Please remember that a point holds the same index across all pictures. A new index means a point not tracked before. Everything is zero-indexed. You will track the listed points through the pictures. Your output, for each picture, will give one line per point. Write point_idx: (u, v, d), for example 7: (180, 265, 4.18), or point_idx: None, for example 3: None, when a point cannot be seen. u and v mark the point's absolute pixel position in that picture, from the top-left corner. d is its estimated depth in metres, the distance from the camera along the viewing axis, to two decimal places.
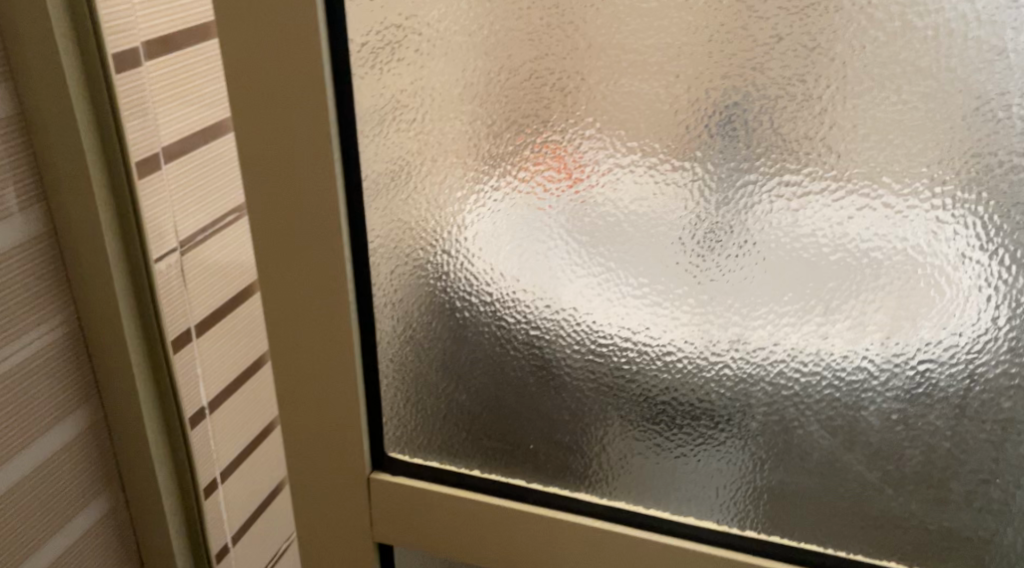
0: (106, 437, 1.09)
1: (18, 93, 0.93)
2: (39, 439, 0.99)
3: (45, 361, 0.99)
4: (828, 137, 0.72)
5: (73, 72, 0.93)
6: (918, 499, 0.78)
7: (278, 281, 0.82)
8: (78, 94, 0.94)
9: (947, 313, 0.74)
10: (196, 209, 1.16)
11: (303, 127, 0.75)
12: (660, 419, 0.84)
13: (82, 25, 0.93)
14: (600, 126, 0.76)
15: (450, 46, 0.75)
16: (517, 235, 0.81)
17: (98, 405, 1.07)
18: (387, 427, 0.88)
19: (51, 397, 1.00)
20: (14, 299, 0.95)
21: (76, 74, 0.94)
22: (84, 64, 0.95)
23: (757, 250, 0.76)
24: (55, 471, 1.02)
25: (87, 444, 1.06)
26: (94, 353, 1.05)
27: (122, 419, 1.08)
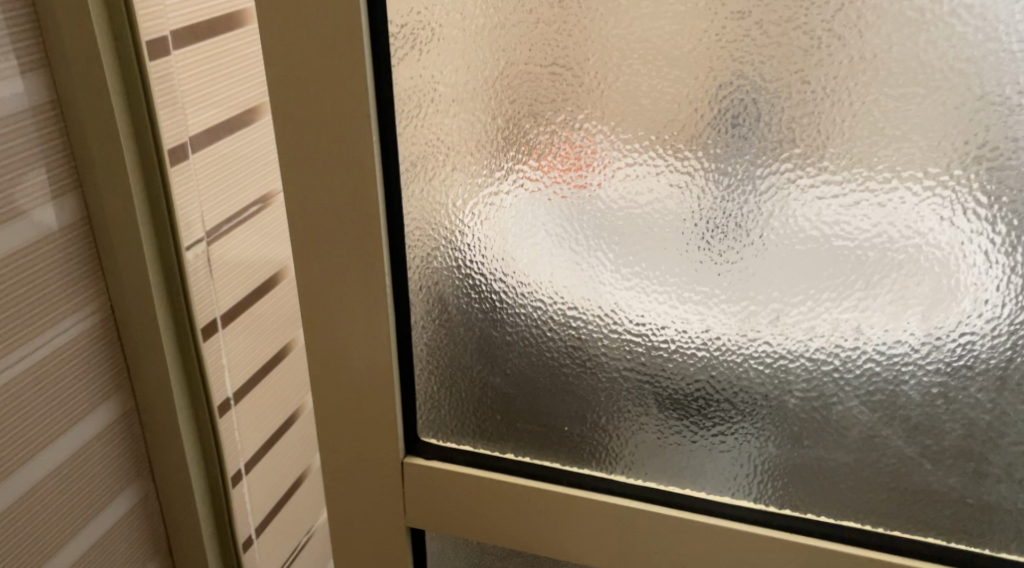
0: (137, 427, 1.06)
1: (53, 79, 0.90)
2: (71, 429, 0.97)
3: (78, 350, 0.96)
4: (877, 109, 0.67)
5: (107, 57, 0.91)
6: (957, 472, 0.76)
7: (319, 277, 0.80)
8: (113, 76, 0.92)
9: (984, 281, 0.70)
10: (220, 199, 1.12)
11: (344, 120, 0.73)
12: (697, 398, 0.80)
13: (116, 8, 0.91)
14: (647, 104, 0.71)
15: (492, 25, 0.72)
16: (554, 214, 0.76)
17: (130, 395, 1.05)
18: (421, 411, 0.86)
19: (85, 386, 0.98)
20: (46, 286, 0.91)
21: (110, 58, 0.91)
22: (117, 47, 0.92)
23: (798, 225, 0.71)
24: (94, 462, 1.00)
25: (120, 433, 1.04)
26: (127, 346, 1.02)
27: (152, 408, 1.05)
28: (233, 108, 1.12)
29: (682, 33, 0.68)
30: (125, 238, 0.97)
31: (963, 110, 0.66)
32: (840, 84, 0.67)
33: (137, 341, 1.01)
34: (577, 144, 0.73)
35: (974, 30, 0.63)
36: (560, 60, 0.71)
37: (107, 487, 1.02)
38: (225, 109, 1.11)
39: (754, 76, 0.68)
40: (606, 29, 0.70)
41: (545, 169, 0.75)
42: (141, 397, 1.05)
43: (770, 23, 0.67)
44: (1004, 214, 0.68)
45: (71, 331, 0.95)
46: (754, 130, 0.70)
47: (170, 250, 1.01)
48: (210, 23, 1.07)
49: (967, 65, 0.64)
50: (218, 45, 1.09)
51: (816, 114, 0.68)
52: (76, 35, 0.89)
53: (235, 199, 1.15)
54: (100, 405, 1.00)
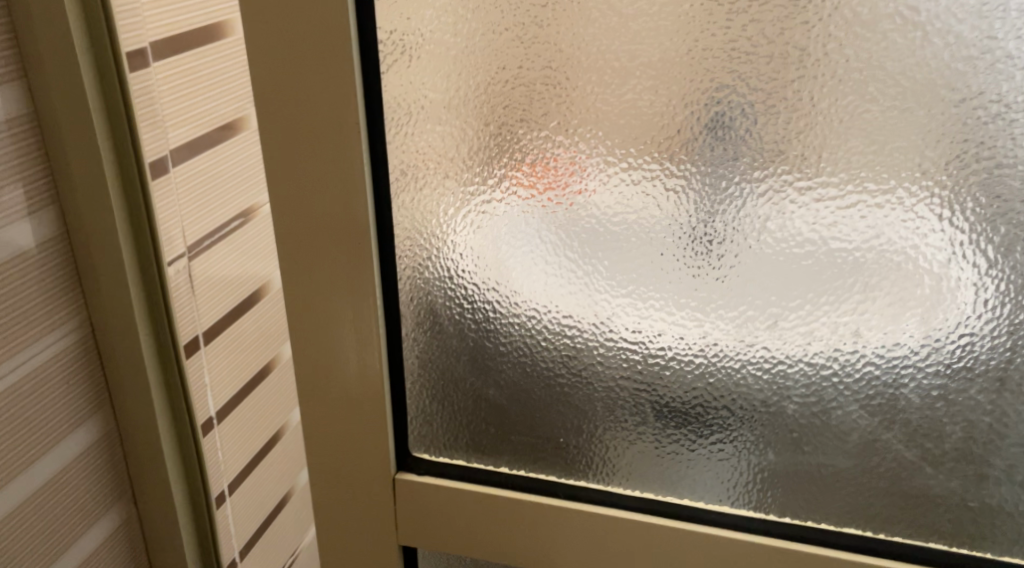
0: (119, 449, 1.03)
1: (31, 91, 0.88)
2: (50, 452, 0.93)
3: (57, 370, 0.93)
4: (872, 111, 0.66)
5: (85, 66, 0.88)
6: (958, 476, 0.75)
7: (307, 290, 0.78)
8: (92, 86, 0.89)
9: (983, 281, 0.69)
10: (201, 216, 1.09)
11: (332, 127, 0.71)
12: (696, 406, 0.79)
13: (95, 16, 0.88)
14: (640, 109, 0.70)
15: (480, 31, 0.70)
16: (547, 221, 0.75)
17: (112, 416, 1.01)
18: (413, 425, 0.84)
19: (64, 407, 0.95)
20: (22, 305, 0.88)
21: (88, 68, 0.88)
22: (95, 56, 0.89)
23: (795, 229, 0.70)
24: (76, 486, 0.97)
25: (101, 456, 1.00)
26: (109, 367, 0.99)
27: (134, 429, 1.02)
28: (213, 120, 1.10)
29: (677, 34, 0.67)
30: (108, 259, 0.94)
31: (960, 109, 0.65)
32: (837, 85, 0.66)
33: (121, 363, 0.99)
34: (571, 149, 0.72)
35: (970, 29, 0.63)
36: (553, 64, 0.70)
37: (88, 511, 0.99)
38: (203, 122, 1.08)
39: (751, 77, 0.67)
40: (600, 32, 0.68)
41: (536, 176, 0.74)
42: (123, 417, 1.01)
43: (767, 23, 0.66)
44: (1002, 213, 0.67)
45: (52, 351, 0.93)
46: (750, 132, 0.69)
47: (153, 275, 0.97)
48: (188, 36, 1.04)
49: (964, 64, 0.64)
50: (197, 56, 1.06)
51: (814, 115, 0.67)
52: (56, 49, 0.86)
53: (215, 213, 1.12)
54: (82, 425, 0.97)
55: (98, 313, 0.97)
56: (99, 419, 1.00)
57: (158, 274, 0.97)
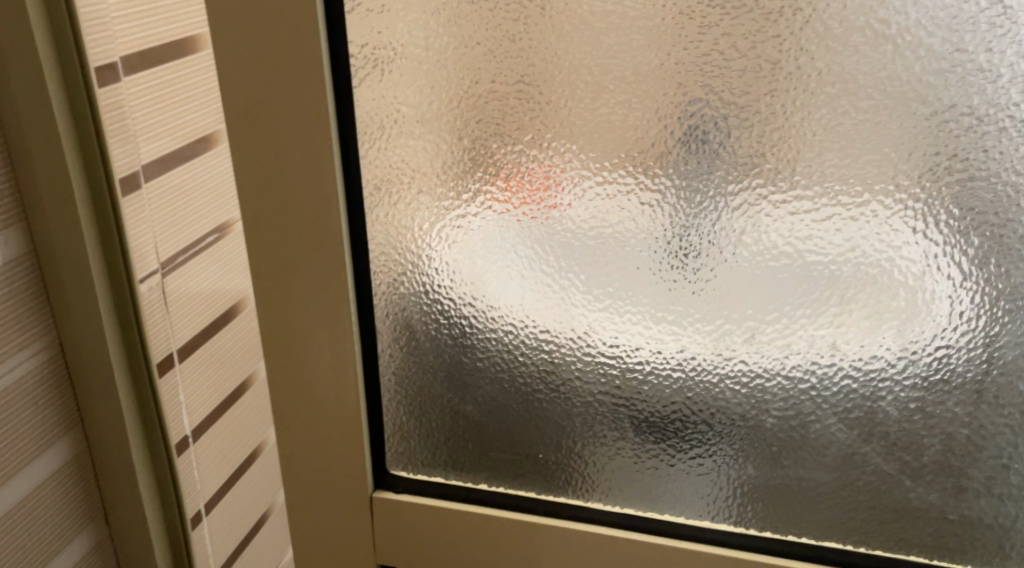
0: (94, 487, 0.94)
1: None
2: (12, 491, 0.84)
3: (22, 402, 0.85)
4: (843, 124, 0.66)
5: (49, 66, 0.79)
6: (937, 489, 0.75)
7: (281, 306, 0.77)
8: (52, 86, 0.79)
9: (959, 293, 0.69)
10: (172, 230, 1.02)
11: (303, 142, 0.70)
12: (674, 421, 0.78)
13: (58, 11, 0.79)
14: (614, 123, 0.70)
15: (452, 46, 0.70)
16: (523, 235, 0.74)
17: (87, 451, 0.92)
18: (389, 443, 0.83)
19: (30, 442, 0.86)
20: None
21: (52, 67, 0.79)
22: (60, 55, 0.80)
23: (771, 242, 0.70)
24: (41, 525, 0.88)
25: (74, 495, 0.91)
26: (83, 401, 0.90)
27: (108, 465, 0.93)
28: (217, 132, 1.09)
29: (650, 48, 0.67)
30: (80, 287, 0.86)
31: (932, 122, 0.65)
32: (809, 98, 0.66)
33: (95, 396, 0.90)
34: (546, 163, 0.72)
35: (941, 42, 0.63)
36: (526, 78, 0.70)
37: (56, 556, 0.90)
38: (208, 134, 1.07)
39: (724, 90, 0.67)
40: (573, 46, 0.68)
41: (512, 191, 0.73)
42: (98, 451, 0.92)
43: (739, 37, 0.66)
44: (976, 225, 0.67)
45: (20, 381, 0.84)
46: (724, 145, 0.68)
47: (128, 305, 0.88)
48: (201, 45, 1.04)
49: (934, 77, 0.64)
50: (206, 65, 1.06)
51: (787, 128, 0.67)
52: (18, 47, 0.78)
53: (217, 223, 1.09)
54: (53, 465, 0.88)
55: (71, 345, 0.88)
56: (69, 456, 0.90)
57: (135, 306, 0.89)
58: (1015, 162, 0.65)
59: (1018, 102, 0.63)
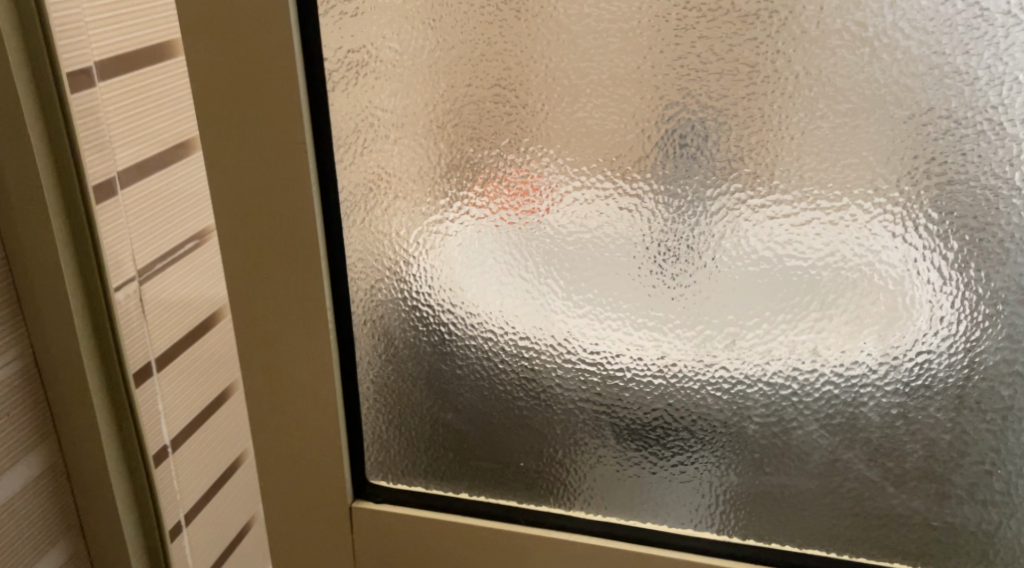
0: (70, 501, 0.92)
1: None
2: None
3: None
4: (820, 128, 0.66)
5: (20, 73, 0.78)
6: (920, 495, 0.74)
7: (257, 314, 0.76)
8: (25, 93, 0.78)
9: (939, 297, 0.68)
10: (150, 237, 1.01)
11: (277, 147, 0.69)
12: (656, 428, 0.77)
13: (30, 18, 0.78)
14: (591, 127, 0.69)
15: (428, 49, 0.69)
16: (502, 240, 0.74)
17: (62, 465, 0.91)
18: (369, 453, 0.82)
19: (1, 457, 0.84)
20: None
21: (24, 74, 0.78)
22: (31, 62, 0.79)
23: (750, 246, 0.70)
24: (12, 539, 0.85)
25: (47, 511, 0.89)
26: (58, 413, 0.89)
27: (86, 478, 0.91)
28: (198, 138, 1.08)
29: (626, 52, 0.67)
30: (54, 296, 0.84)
31: (910, 125, 0.65)
32: (787, 102, 0.66)
33: (69, 407, 0.88)
34: (524, 168, 0.71)
35: (918, 44, 0.63)
36: (503, 82, 0.69)
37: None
38: (187, 140, 1.06)
39: (701, 94, 0.67)
40: (550, 49, 0.68)
41: (490, 196, 0.73)
42: (74, 464, 0.91)
43: (715, 40, 0.65)
44: (955, 229, 0.66)
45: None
46: (703, 149, 0.68)
47: (103, 312, 0.88)
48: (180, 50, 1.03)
49: (912, 80, 0.64)
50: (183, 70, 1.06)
51: (765, 132, 0.67)
52: None
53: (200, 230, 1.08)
54: (23, 480, 0.87)
55: (46, 356, 0.86)
56: (42, 467, 0.88)
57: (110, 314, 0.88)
58: (994, 165, 0.64)
59: (996, 105, 0.63)
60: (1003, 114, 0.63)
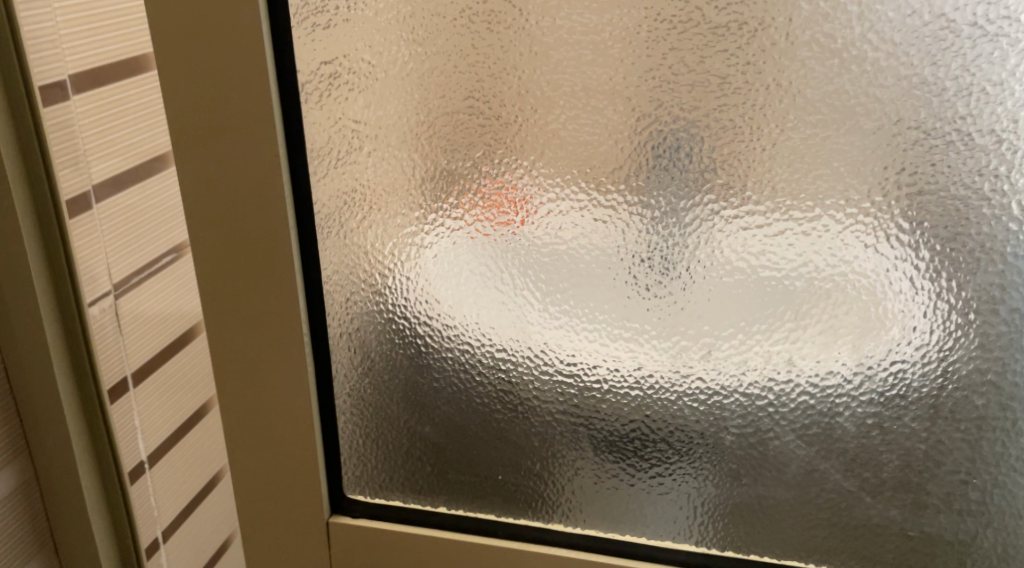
0: (46, 530, 0.88)
1: None
2: None
3: None
4: (792, 138, 0.66)
5: None
6: (897, 506, 0.74)
7: (231, 324, 0.76)
8: None
9: (912, 307, 0.69)
10: (126, 251, 0.99)
11: (250, 156, 0.69)
12: (634, 440, 0.77)
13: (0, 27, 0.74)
14: (565, 139, 0.69)
15: (401, 61, 0.69)
16: (479, 252, 0.74)
17: (37, 493, 0.86)
18: (346, 467, 0.81)
19: None
20: None
21: None
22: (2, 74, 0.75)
23: (724, 256, 0.70)
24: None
25: (21, 541, 0.85)
26: (33, 439, 0.85)
27: (63, 507, 0.87)
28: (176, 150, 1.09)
29: (599, 63, 0.67)
30: (24, 309, 0.80)
31: (880, 136, 0.65)
32: (759, 112, 0.66)
33: (40, 426, 0.84)
34: (498, 180, 0.71)
35: (886, 55, 0.63)
36: (476, 94, 0.69)
37: None
38: (162, 154, 1.05)
39: (674, 106, 0.67)
40: (523, 61, 0.68)
41: (465, 208, 0.73)
42: (51, 492, 0.86)
43: (687, 52, 0.66)
44: (926, 239, 0.67)
45: None
46: (676, 161, 0.68)
47: (78, 334, 0.83)
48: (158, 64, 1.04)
49: (881, 91, 0.64)
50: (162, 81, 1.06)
51: (737, 143, 0.67)
52: None
53: (176, 241, 1.08)
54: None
55: (17, 373, 0.82)
56: (13, 485, 0.84)
57: (84, 331, 0.83)
58: (964, 175, 0.65)
59: (964, 116, 0.64)
60: (971, 124, 0.64)
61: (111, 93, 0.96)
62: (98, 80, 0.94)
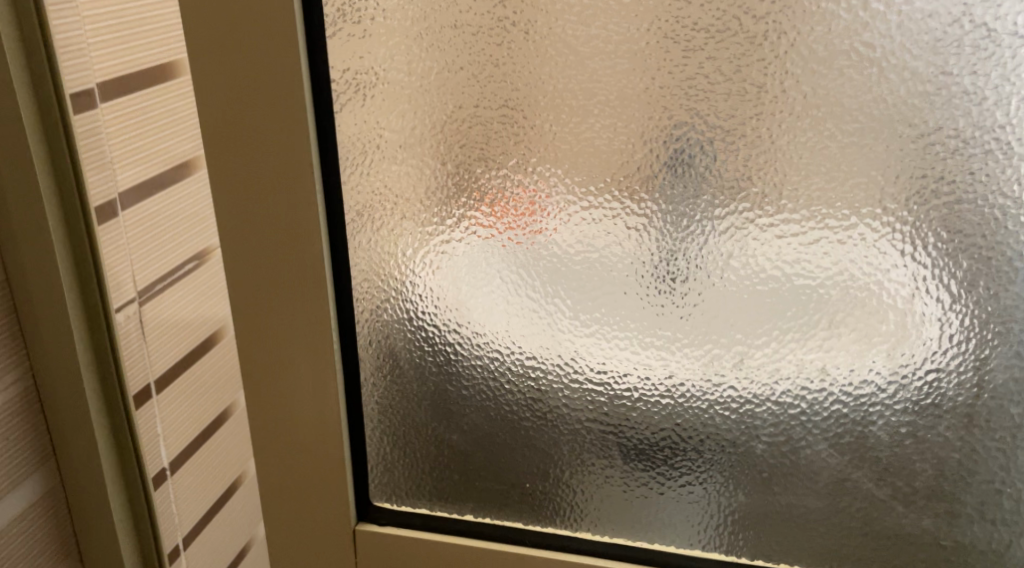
0: (71, 534, 0.87)
1: None
2: None
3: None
4: (828, 146, 0.66)
5: (23, 91, 0.74)
6: (929, 515, 0.74)
7: (259, 328, 0.75)
8: (28, 112, 0.74)
9: (948, 316, 0.68)
10: (150, 258, 0.99)
11: (282, 160, 0.69)
12: (664, 448, 0.77)
13: (32, 34, 0.74)
14: (599, 147, 0.69)
15: (434, 70, 0.69)
16: (510, 260, 0.73)
17: (62, 498, 0.86)
18: (373, 475, 0.81)
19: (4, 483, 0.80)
20: None
21: (26, 93, 0.74)
22: (33, 79, 0.75)
23: (758, 265, 0.69)
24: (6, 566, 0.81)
25: (48, 545, 0.85)
26: (58, 443, 0.84)
27: (88, 512, 0.86)
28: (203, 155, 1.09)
29: (634, 72, 0.67)
30: (53, 318, 0.80)
31: (918, 145, 0.65)
32: (795, 121, 0.66)
33: (67, 433, 0.84)
34: (531, 188, 0.71)
35: (925, 65, 0.63)
36: (510, 102, 0.69)
37: None
38: (185, 161, 1.05)
39: (709, 114, 0.67)
40: (558, 70, 0.68)
41: (496, 216, 0.72)
42: (77, 496, 0.86)
43: (723, 61, 0.65)
44: (964, 248, 0.66)
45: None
46: (710, 169, 0.68)
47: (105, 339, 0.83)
48: (186, 70, 1.04)
49: (919, 100, 0.64)
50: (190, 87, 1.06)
51: (773, 152, 0.67)
52: None
53: (197, 248, 1.08)
54: (24, 505, 0.82)
55: (45, 378, 0.82)
56: (39, 491, 0.83)
57: (110, 334, 0.83)
58: (1002, 184, 0.64)
59: (1004, 124, 0.63)
60: (1010, 133, 0.63)
61: (139, 100, 0.96)
62: (126, 88, 0.94)
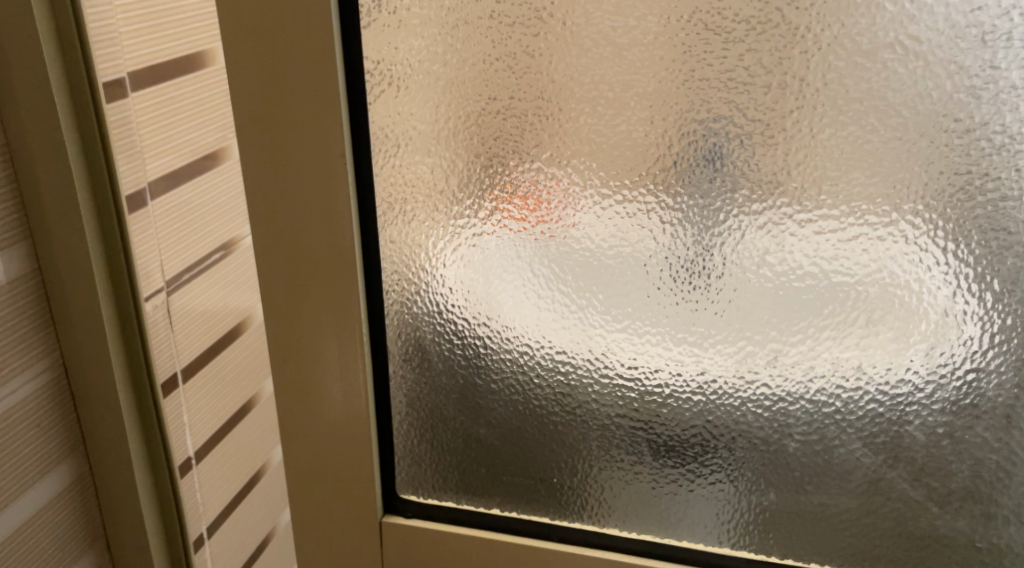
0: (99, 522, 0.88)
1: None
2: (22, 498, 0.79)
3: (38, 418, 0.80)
4: (870, 142, 0.65)
5: (57, 79, 0.74)
6: (965, 516, 0.73)
7: (289, 317, 0.75)
8: (63, 100, 0.74)
9: (989, 315, 0.67)
10: (178, 248, 0.99)
11: (315, 150, 0.69)
12: (694, 445, 0.76)
13: (66, 23, 0.74)
14: (635, 139, 0.68)
15: (468, 61, 0.68)
16: (542, 253, 0.72)
17: (91, 486, 0.86)
18: (400, 467, 0.81)
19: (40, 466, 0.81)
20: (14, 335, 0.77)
21: (60, 82, 0.74)
22: (68, 68, 0.75)
23: (795, 261, 0.68)
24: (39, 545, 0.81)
25: (78, 531, 0.85)
26: (88, 432, 0.84)
27: (115, 500, 0.86)
28: (230, 145, 1.09)
29: (673, 64, 0.66)
30: (85, 308, 0.80)
31: (962, 140, 0.63)
32: (837, 116, 0.64)
33: (98, 423, 0.84)
34: (564, 181, 0.70)
35: (972, 58, 0.61)
36: (544, 94, 0.68)
37: None
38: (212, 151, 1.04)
39: (748, 107, 0.66)
40: (594, 62, 0.67)
41: (528, 208, 0.71)
42: (105, 485, 0.86)
43: (764, 53, 0.64)
44: (1008, 245, 0.65)
45: (37, 396, 0.80)
46: (748, 164, 0.67)
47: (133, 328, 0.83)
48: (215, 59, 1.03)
49: (965, 95, 0.62)
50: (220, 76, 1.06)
51: (813, 147, 0.66)
52: (25, 58, 0.73)
53: (224, 238, 1.07)
54: (57, 490, 0.82)
55: (76, 366, 0.82)
56: (72, 477, 0.84)
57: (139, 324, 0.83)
58: None
59: None
60: None
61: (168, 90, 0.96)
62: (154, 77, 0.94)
